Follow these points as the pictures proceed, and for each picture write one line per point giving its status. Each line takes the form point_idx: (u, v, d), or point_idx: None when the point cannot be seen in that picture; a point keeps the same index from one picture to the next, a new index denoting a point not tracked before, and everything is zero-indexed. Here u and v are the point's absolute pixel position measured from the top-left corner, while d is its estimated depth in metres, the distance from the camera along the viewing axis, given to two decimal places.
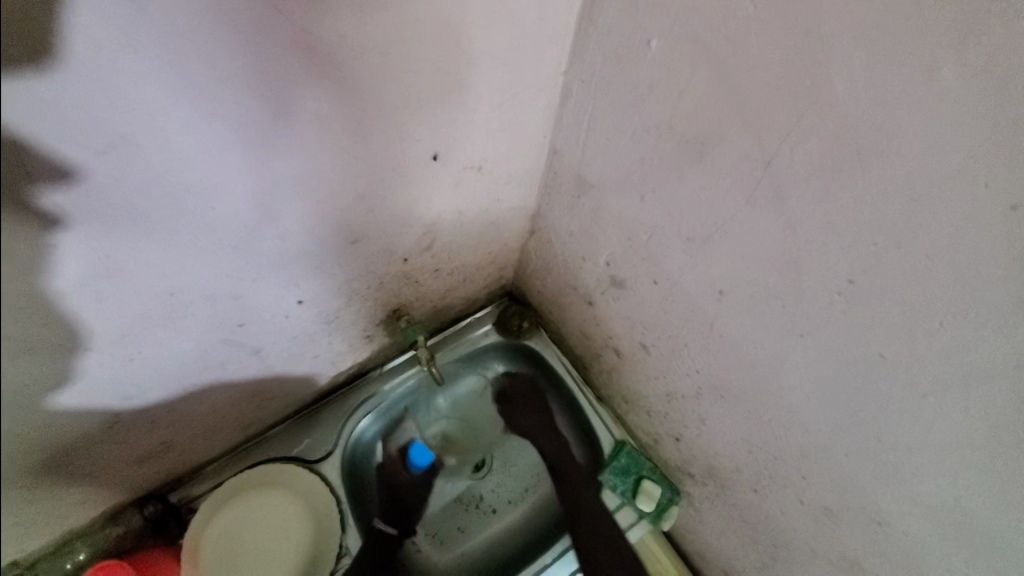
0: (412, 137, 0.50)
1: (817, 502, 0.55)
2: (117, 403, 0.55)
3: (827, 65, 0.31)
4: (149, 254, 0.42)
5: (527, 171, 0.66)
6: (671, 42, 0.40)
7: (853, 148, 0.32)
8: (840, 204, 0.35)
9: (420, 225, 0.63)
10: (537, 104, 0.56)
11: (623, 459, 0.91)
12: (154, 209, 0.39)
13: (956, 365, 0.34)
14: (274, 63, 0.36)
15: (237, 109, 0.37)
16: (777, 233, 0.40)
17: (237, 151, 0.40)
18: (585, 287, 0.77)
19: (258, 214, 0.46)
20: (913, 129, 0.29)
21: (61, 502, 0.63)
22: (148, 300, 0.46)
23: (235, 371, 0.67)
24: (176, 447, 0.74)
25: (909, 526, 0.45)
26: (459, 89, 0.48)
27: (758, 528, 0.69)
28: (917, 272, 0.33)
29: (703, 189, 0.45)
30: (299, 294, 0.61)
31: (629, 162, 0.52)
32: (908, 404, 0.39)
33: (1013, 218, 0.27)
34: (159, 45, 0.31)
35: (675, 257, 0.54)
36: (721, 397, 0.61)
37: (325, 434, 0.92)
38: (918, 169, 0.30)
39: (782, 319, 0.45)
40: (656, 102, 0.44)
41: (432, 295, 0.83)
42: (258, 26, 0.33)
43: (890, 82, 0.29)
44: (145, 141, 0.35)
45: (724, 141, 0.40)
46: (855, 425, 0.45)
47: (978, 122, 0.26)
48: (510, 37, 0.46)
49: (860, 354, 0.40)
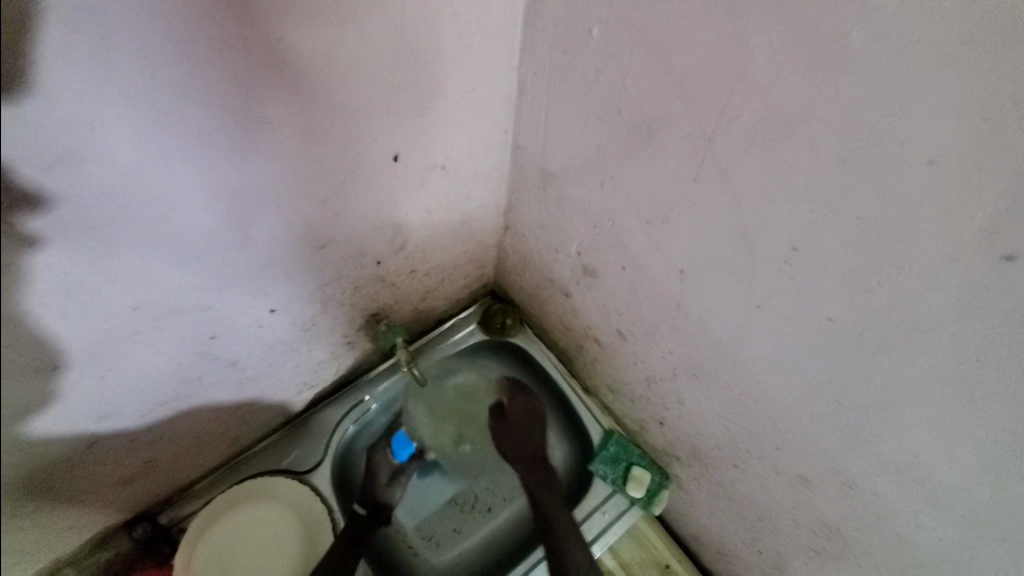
0: (371, 139, 0.51)
1: (793, 472, 0.56)
2: (94, 423, 0.55)
3: (750, 40, 0.32)
4: (109, 269, 0.42)
5: (492, 168, 0.67)
6: (610, 30, 0.41)
7: (782, 119, 0.33)
8: (777, 174, 0.36)
9: (389, 226, 0.64)
10: (494, 100, 0.57)
11: (613, 447, 0.91)
12: (111, 220, 0.39)
13: (897, 322, 0.36)
14: (220, 70, 0.37)
15: (185, 118, 0.38)
16: (725, 208, 0.42)
17: (190, 159, 0.40)
18: (560, 279, 0.78)
19: (219, 222, 0.47)
20: (832, 96, 0.30)
21: (47, 527, 0.62)
22: (114, 315, 0.46)
23: (213, 385, 0.67)
24: (161, 466, 0.74)
25: (878, 486, 0.47)
26: (413, 87, 0.49)
27: (743, 504, 0.70)
28: (853, 234, 0.34)
29: (654, 171, 0.46)
30: (272, 303, 0.62)
31: (586, 150, 0.53)
32: (862, 364, 0.40)
33: (932, 172, 0.28)
34: (97, 54, 0.31)
35: (638, 241, 0.55)
36: (695, 376, 0.62)
37: (314, 444, 0.91)
38: (840, 133, 0.31)
39: (740, 293, 0.47)
40: (603, 89, 0.46)
41: (410, 297, 0.83)
42: (200, 33, 0.34)
43: (807, 52, 0.30)
44: (94, 154, 0.35)
45: (668, 123, 0.41)
46: (819, 391, 0.46)
47: (888, 83, 0.28)
48: (457, 33, 0.47)
49: (813, 320, 0.42)
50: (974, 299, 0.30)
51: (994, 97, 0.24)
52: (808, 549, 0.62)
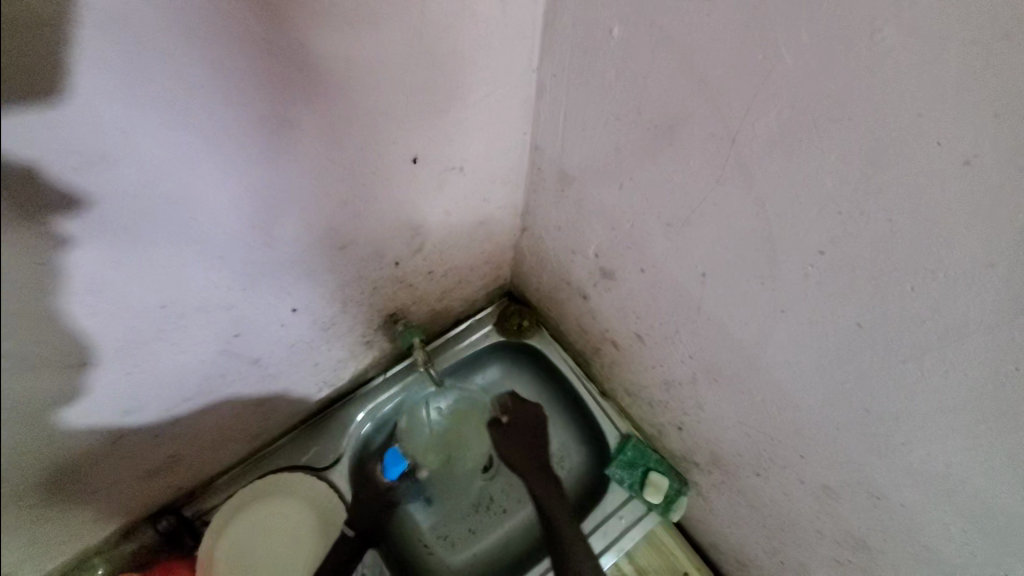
0: (390, 141, 0.51)
1: (818, 482, 0.55)
2: (121, 417, 0.56)
3: (776, 38, 0.31)
4: (136, 267, 0.43)
5: (511, 169, 0.67)
6: (630, 30, 0.41)
7: (808, 118, 0.32)
8: (802, 175, 0.35)
9: (408, 227, 0.64)
10: (512, 101, 0.57)
11: (630, 452, 0.90)
12: (138, 222, 0.40)
13: (930, 329, 0.34)
14: (245, 75, 0.37)
15: (209, 120, 0.38)
16: (748, 209, 0.41)
17: (213, 162, 0.41)
18: (577, 281, 0.78)
19: (243, 223, 0.48)
20: (861, 93, 0.29)
21: (75, 517, 0.65)
22: (141, 313, 0.47)
23: (236, 382, 0.68)
24: (185, 460, 0.76)
25: (908, 499, 0.45)
26: (433, 89, 0.49)
27: (765, 513, 0.69)
28: (882, 237, 0.33)
29: (675, 172, 0.45)
30: (293, 302, 0.63)
31: (605, 151, 0.52)
32: (891, 372, 0.39)
33: (967, 173, 0.27)
34: (128, 62, 0.33)
35: (658, 243, 0.54)
36: (716, 381, 0.61)
37: (332, 442, 0.92)
38: (870, 133, 0.30)
39: (762, 296, 0.46)
40: (623, 90, 0.45)
41: (428, 298, 0.84)
42: (224, 36, 0.35)
43: (837, 49, 0.29)
44: (122, 155, 0.36)
45: (690, 123, 0.40)
46: (845, 399, 0.45)
47: (921, 81, 0.27)
48: (477, 35, 0.47)
49: (839, 325, 0.40)
50: (1012, 306, 0.29)
51: None
52: (832, 562, 0.61)
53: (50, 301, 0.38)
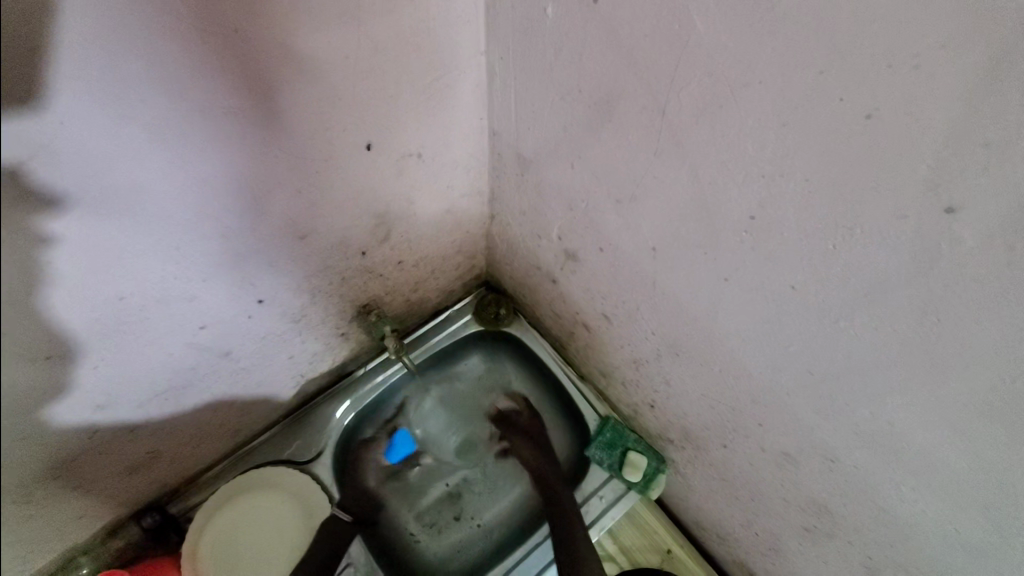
0: (341, 129, 0.52)
1: (778, 449, 0.56)
2: (92, 413, 0.57)
3: (688, 7, 0.32)
4: (92, 258, 0.43)
5: (471, 155, 0.68)
6: (563, 8, 0.42)
7: (725, 84, 0.33)
8: (727, 142, 0.36)
9: (370, 216, 0.65)
10: (464, 86, 0.58)
11: (608, 433, 0.92)
12: (86, 213, 0.40)
13: (854, 286, 0.35)
14: (182, 65, 0.38)
15: (151, 110, 0.39)
16: (684, 181, 0.42)
17: (159, 151, 0.42)
18: (546, 266, 0.78)
19: (196, 213, 0.48)
20: (768, 56, 0.30)
21: (55, 516, 0.65)
22: (98, 305, 0.48)
23: (208, 376, 0.69)
24: (165, 457, 0.77)
25: (858, 458, 0.46)
26: (381, 75, 0.50)
27: (736, 484, 0.70)
28: (803, 198, 0.34)
29: (618, 147, 0.46)
30: (258, 293, 0.64)
31: (555, 132, 0.53)
32: (827, 333, 0.40)
33: (869, 128, 0.28)
34: (61, 49, 0.33)
35: (611, 221, 0.55)
36: (678, 355, 0.62)
37: (315, 436, 0.94)
38: (780, 95, 0.31)
39: (707, 266, 0.47)
40: (563, 68, 0.46)
41: (401, 288, 0.85)
42: (155, 24, 0.35)
43: (743, 13, 0.30)
44: (66, 147, 0.36)
45: (624, 98, 0.41)
46: (791, 363, 0.46)
47: (819, 41, 0.27)
48: (420, 20, 0.48)
49: (776, 290, 0.41)
50: (923, 258, 0.30)
51: (922, 42, 0.24)
52: (801, 528, 0.62)
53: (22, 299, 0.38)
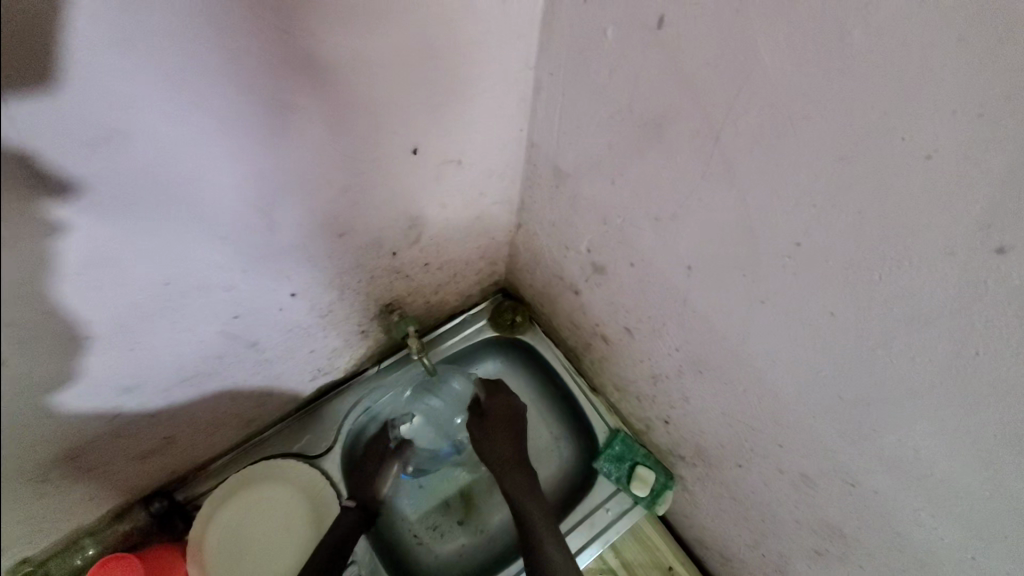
0: (392, 132, 0.53)
1: (796, 471, 0.57)
2: (122, 395, 0.58)
3: (756, 41, 0.34)
4: (143, 241, 0.45)
5: (508, 164, 0.69)
6: (623, 31, 0.43)
7: (785, 115, 0.35)
8: (780, 170, 0.37)
9: (406, 218, 0.66)
10: (510, 97, 0.59)
11: (618, 446, 0.92)
12: (144, 197, 0.42)
13: (896, 316, 0.36)
14: (254, 62, 0.39)
15: (219, 103, 0.40)
16: (730, 204, 0.43)
17: (222, 142, 0.43)
18: (570, 276, 0.80)
19: (247, 204, 0.49)
20: (833, 92, 0.31)
21: (70, 495, 0.66)
22: (143, 289, 0.49)
23: (233, 365, 0.69)
24: (180, 443, 0.77)
25: (879, 484, 0.47)
26: (435, 82, 0.51)
27: (747, 504, 0.70)
28: (853, 228, 0.35)
29: (664, 167, 0.47)
30: (292, 286, 0.64)
31: (598, 147, 0.54)
32: (861, 359, 0.41)
33: (927, 167, 0.30)
34: (146, 40, 0.34)
35: (646, 237, 0.56)
36: (700, 373, 0.63)
37: (326, 431, 0.94)
38: (841, 128, 0.32)
39: (743, 288, 0.48)
40: (615, 88, 0.47)
41: (424, 290, 0.86)
42: (235, 22, 0.36)
43: (811, 50, 0.31)
44: (135, 132, 0.38)
45: (677, 120, 0.43)
46: (820, 386, 0.47)
47: (886, 82, 0.29)
48: (478, 32, 0.49)
49: (814, 315, 0.43)
50: (968, 293, 0.31)
51: (989, 91, 0.26)
52: (811, 551, 0.63)
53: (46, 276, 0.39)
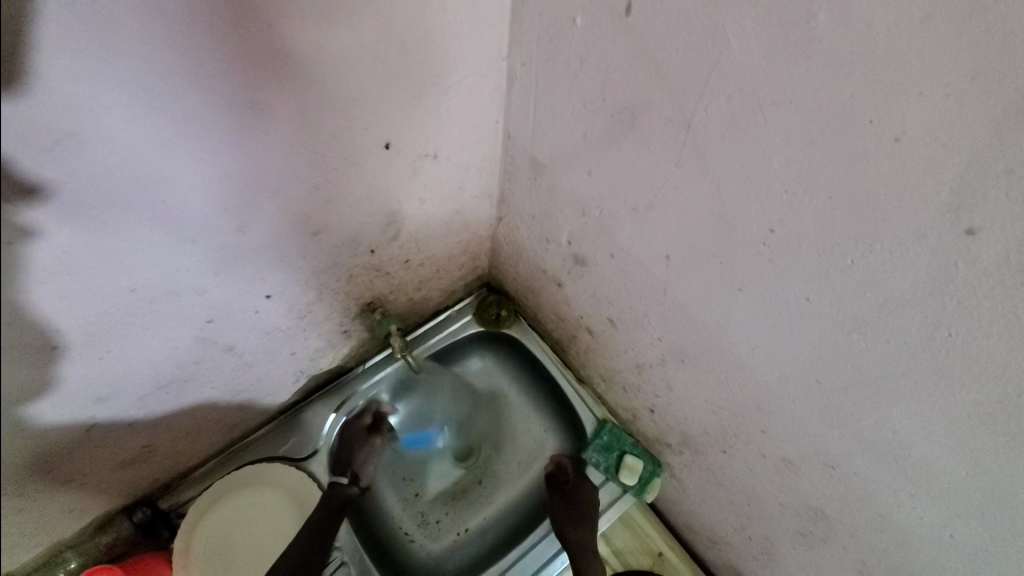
0: (363, 127, 0.52)
1: (778, 455, 0.57)
2: (93, 405, 0.56)
3: (725, 26, 0.33)
4: (106, 247, 0.43)
5: (484, 157, 0.68)
6: (594, 19, 0.42)
7: (756, 102, 0.34)
8: (753, 157, 0.37)
9: (382, 214, 0.65)
10: (484, 89, 0.58)
11: (606, 436, 0.93)
12: (107, 203, 0.40)
13: (870, 299, 0.36)
14: (212, 58, 0.38)
15: (181, 103, 0.39)
16: (705, 192, 0.43)
17: (186, 143, 0.41)
18: (552, 269, 0.79)
19: (215, 206, 0.48)
20: (801, 76, 0.31)
21: (45, 511, 0.64)
22: (111, 296, 0.47)
23: (210, 370, 0.68)
24: (161, 452, 0.75)
25: (859, 466, 0.47)
26: (403, 76, 0.50)
27: (733, 490, 0.71)
28: (825, 213, 0.35)
29: (639, 157, 0.47)
30: (268, 288, 0.63)
31: (573, 138, 0.54)
32: (838, 345, 0.42)
33: (897, 150, 0.29)
34: (99, 39, 0.33)
35: (625, 228, 0.56)
36: (683, 361, 0.63)
37: (311, 433, 0.93)
38: (811, 114, 0.32)
39: (721, 275, 0.48)
40: (588, 77, 0.47)
41: (406, 287, 0.85)
42: (189, 15, 0.35)
43: (779, 34, 0.31)
44: (93, 135, 0.36)
45: (650, 109, 0.42)
46: (800, 372, 0.47)
47: (854, 65, 0.29)
48: (446, 24, 0.48)
49: (791, 302, 0.43)
50: (940, 276, 0.31)
51: (955, 72, 0.25)
52: (795, 532, 0.63)
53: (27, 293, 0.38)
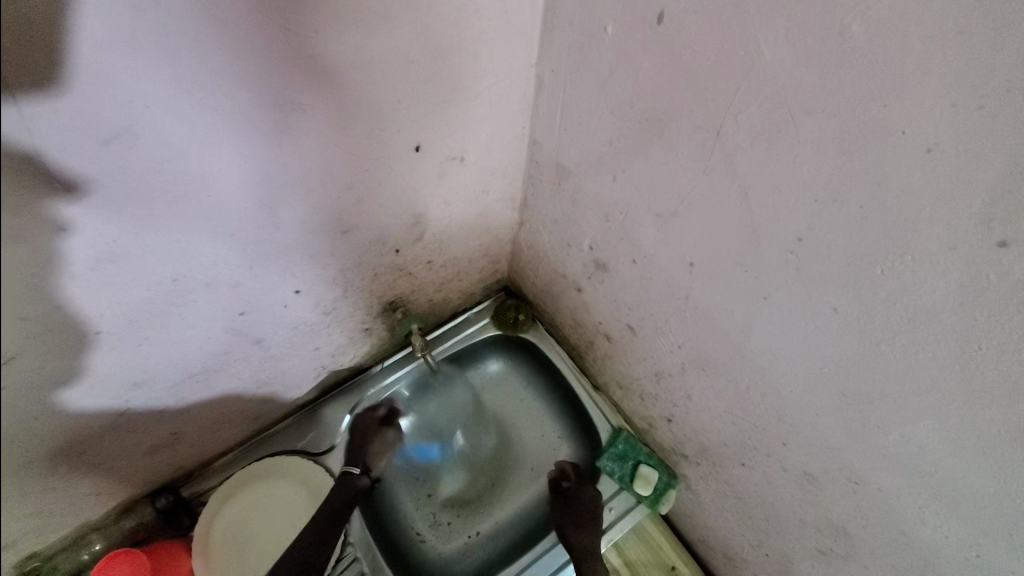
0: (395, 128, 0.53)
1: (799, 469, 0.57)
2: (129, 390, 0.59)
3: (756, 35, 0.34)
4: (150, 238, 0.45)
5: (510, 162, 0.70)
6: (624, 28, 0.43)
7: (786, 111, 0.35)
8: (782, 165, 0.37)
9: (409, 214, 0.66)
10: (513, 95, 0.60)
11: (621, 445, 0.93)
12: (154, 195, 0.42)
13: (898, 310, 0.36)
14: (259, 61, 0.40)
15: (228, 102, 0.41)
16: (732, 198, 0.43)
17: (229, 141, 0.43)
18: (573, 274, 0.80)
19: (253, 202, 0.50)
20: (834, 86, 0.31)
21: (75, 491, 0.66)
22: (152, 285, 0.49)
23: (238, 361, 0.70)
24: (186, 440, 0.78)
25: (884, 482, 0.47)
26: (436, 80, 0.51)
27: (751, 503, 0.70)
28: (855, 222, 0.35)
29: (665, 164, 0.47)
30: (296, 284, 0.65)
31: (600, 144, 0.54)
32: (864, 356, 0.41)
33: (930, 160, 0.29)
34: (155, 41, 0.35)
35: (648, 233, 0.56)
36: (703, 370, 0.63)
37: (328, 428, 0.94)
38: (842, 123, 0.32)
39: (745, 283, 0.48)
40: (617, 84, 0.47)
41: (427, 288, 0.86)
42: (240, 20, 0.37)
43: (812, 43, 0.31)
44: (143, 131, 0.38)
45: (679, 117, 0.43)
46: (824, 383, 0.47)
47: (888, 75, 0.29)
48: (479, 32, 0.49)
49: (817, 310, 0.42)
50: (971, 288, 0.31)
51: (989, 84, 0.25)
52: (814, 550, 0.62)
53: (58, 277, 0.40)
